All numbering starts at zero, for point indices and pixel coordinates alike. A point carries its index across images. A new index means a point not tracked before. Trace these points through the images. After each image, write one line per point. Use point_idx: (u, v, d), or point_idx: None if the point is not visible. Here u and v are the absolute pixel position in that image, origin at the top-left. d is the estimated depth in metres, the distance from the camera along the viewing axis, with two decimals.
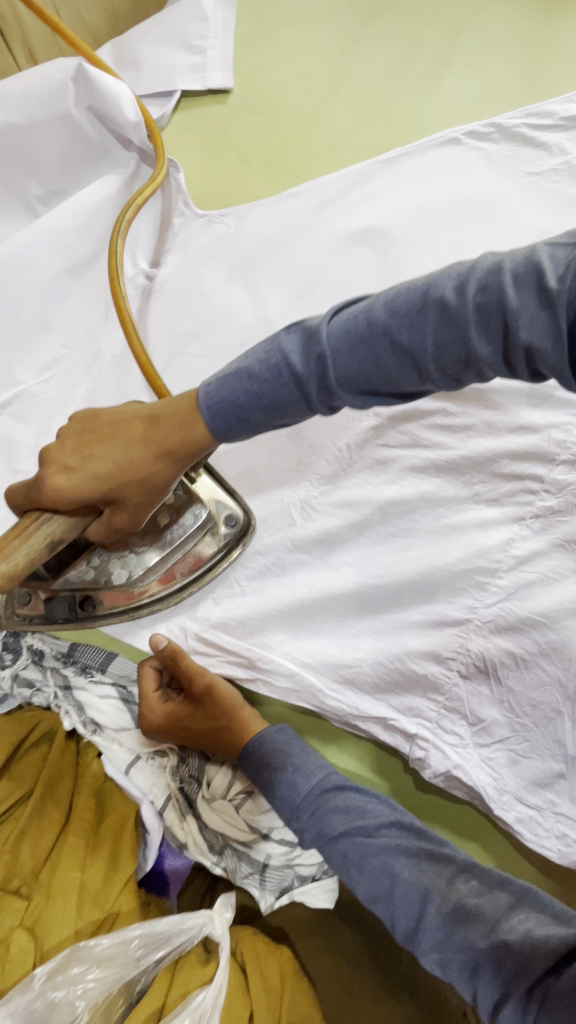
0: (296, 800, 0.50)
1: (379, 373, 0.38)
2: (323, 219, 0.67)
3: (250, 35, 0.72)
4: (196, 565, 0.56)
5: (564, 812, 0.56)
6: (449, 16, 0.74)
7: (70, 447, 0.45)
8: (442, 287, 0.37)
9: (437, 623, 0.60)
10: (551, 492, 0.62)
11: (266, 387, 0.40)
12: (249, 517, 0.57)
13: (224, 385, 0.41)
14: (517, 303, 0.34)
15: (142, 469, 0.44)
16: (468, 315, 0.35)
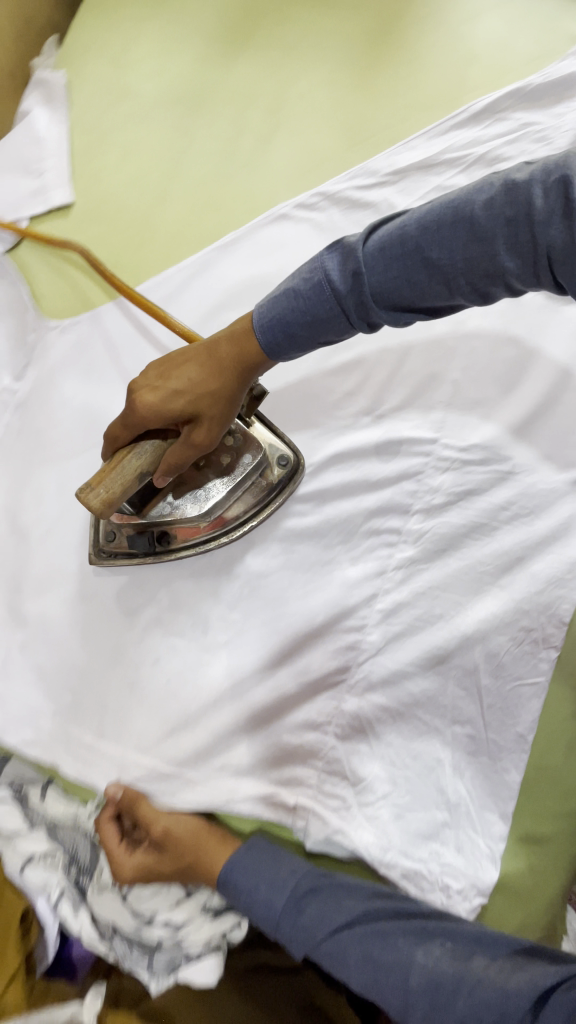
0: (227, 882, 0.54)
1: (424, 274, 0.45)
2: (165, 313, 0.70)
3: (85, 147, 0.76)
4: (221, 523, 0.64)
5: (449, 863, 0.57)
6: (271, 92, 0.78)
7: (153, 376, 0.54)
8: (328, 267, 0.48)
9: (311, 689, 0.61)
10: (409, 541, 0.65)
11: (319, 303, 0.49)
12: (298, 456, 0.66)
13: (275, 303, 0.50)
14: (342, 285, 0.48)
15: (156, 400, 0.52)
16: (501, 232, 0.43)
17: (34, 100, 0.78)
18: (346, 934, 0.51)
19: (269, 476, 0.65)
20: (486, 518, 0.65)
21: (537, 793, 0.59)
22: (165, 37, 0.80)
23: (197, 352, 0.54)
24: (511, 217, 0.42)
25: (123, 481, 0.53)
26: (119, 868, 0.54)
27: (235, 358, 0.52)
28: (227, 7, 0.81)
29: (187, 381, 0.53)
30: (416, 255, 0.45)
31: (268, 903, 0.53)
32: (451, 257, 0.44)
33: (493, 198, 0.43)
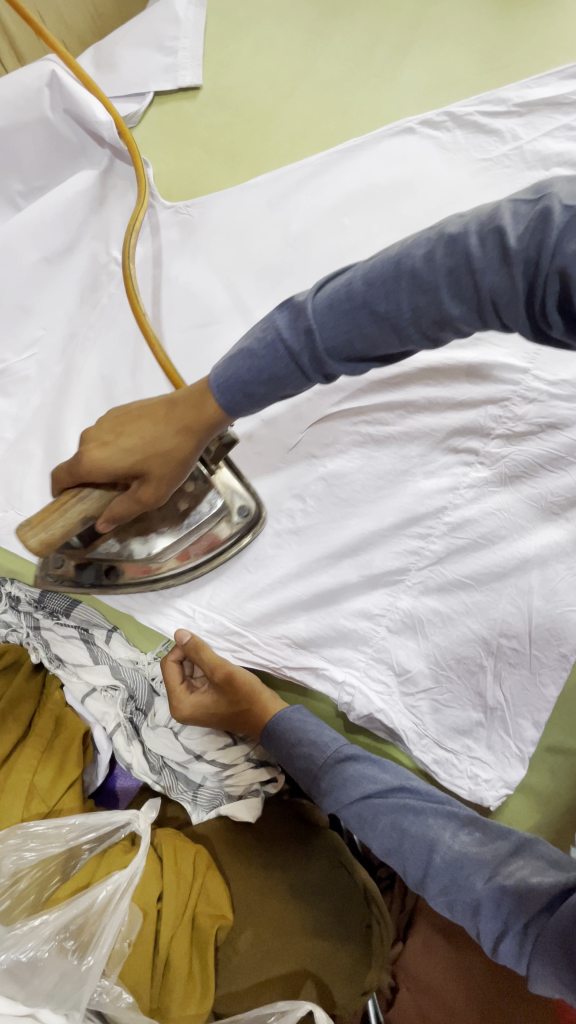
0: (273, 733, 0.57)
1: (373, 324, 0.39)
2: (279, 208, 0.71)
3: (220, 33, 0.76)
4: (181, 560, 0.60)
5: (479, 756, 0.61)
6: (410, 8, 0.77)
7: (106, 428, 0.47)
8: (277, 325, 0.41)
9: (371, 582, 0.65)
10: (485, 463, 0.67)
11: (274, 359, 0.41)
12: (260, 509, 0.62)
13: (229, 365, 0.43)
14: (303, 339, 0.40)
15: (105, 453, 0.46)
16: (441, 280, 0.36)
17: None
18: (378, 802, 0.53)
19: (228, 519, 0.61)
20: (561, 453, 0.67)
21: (570, 710, 0.62)
22: None
23: (159, 405, 0.47)
24: (452, 269, 0.36)
25: (64, 526, 0.48)
26: (179, 701, 0.57)
27: (192, 421, 0.45)
28: None
29: (139, 436, 0.46)
30: (367, 308, 0.38)
31: (309, 756, 0.56)
32: (397, 311, 0.38)
33: (432, 242, 0.37)
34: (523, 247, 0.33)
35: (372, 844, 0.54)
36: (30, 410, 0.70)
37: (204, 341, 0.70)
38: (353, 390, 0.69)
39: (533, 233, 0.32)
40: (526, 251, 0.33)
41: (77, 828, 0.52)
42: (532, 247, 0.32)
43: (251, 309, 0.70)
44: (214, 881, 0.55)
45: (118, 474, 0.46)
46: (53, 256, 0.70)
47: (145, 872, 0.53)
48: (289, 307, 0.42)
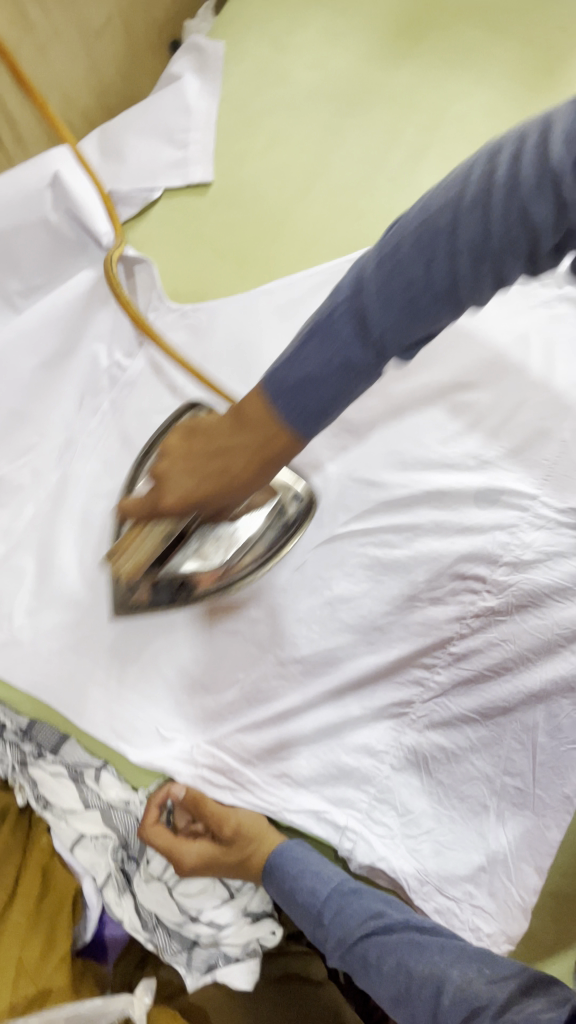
0: (274, 870, 0.56)
1: (426, 287, 0.35)
2: (290, 317, 0.69)
3: (233, 126, 0.73)
4: (228, 573, 0.62)
5: (480, 905, 0.60)
6: (428, 108, 0.76)
7: (182, 463, 0.46)
8: (340, 347, 0.37)
9: (376, 717, 0.63)
10: (492, 591, 0.66)
11: (325, 351, 0.38)
12: (313, 501, 0.67)
13: (299, 363, 0.38)
14: (354, 353, 0.38)
15: (187, 481, 0.45)
16: (460, 246, 0.33)
17: (186, 62, 0.75)
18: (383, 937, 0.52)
19: (283, 513, 0.66)
20: (569, 583, 0.66)
21: (570, 851, 0.62)
22: (332, 25, 0.77)
23: (222, 436, 0.44)
24: (480, 211, 0.32)
25: (135, 560, 0.53)
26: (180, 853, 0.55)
27: (262, 458, 0.42)
28: (396, 8, 0.78)
29: (202, 480, 0.45)
30: (428, 254, 0.34)
31: (312, 891, 0.55)
32: (447, 265, 0.34)
33: (395, 240, 0.35)
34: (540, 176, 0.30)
35: (376, 991, 0.50)
36: (22, 522, 0.66)
37: None
38: (360, 509, 0.67)
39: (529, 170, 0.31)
40: (526, 189, 0.31)
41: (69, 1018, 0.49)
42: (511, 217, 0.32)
43: None
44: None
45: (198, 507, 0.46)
46: (50, 360, 0.67)
47: None
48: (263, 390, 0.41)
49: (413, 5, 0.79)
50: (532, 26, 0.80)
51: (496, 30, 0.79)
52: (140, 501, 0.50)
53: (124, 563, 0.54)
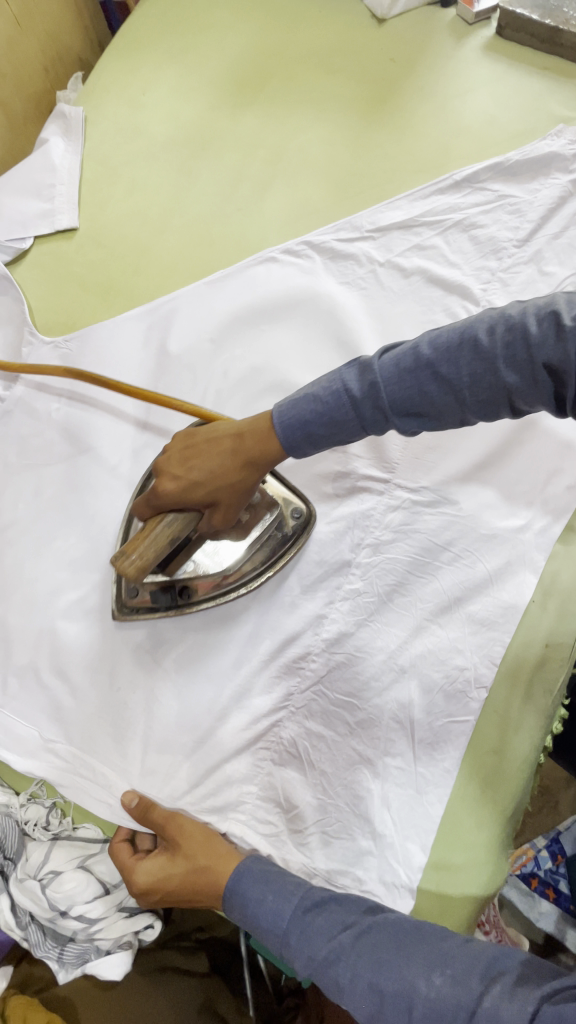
0: (280, 925, 0.52)
1: (365, 412, 0.53)
2: (153, 343, 0.75)
3: (96, 177, 0.82)
4: (214, 587, 0.67)
5: (368, 887, 0.61)
6: (271, 143, 0.84)
7: (181, 461, 0.59)
8: (350, 380, 0.53)
9: (253, 711, 0.64)
10: (357, 574, 0.69)
11: (331, 407, 0.54)
12: (310, 509, 0.69)
13: (296, 407, 0.55)
14: (371, 388, 0.52)
15: (191, 475, 0.59)
16: (411, 390, 0.50)
17: (53, 128, 0.85)
18: (350, 948, 0.49)
19: (282, 528, 0.69)
20: (429, 557, 0.69)
21: (457, 828, 0.61)
22: (181, 82, 0.87)
23: (220, 457, 0.58)
24: (400, 371, 0.50)
25: (156, 546, 0.59)
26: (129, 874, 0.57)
27: (246, 454, 0.58)
28: (241, 60, 0.88)
29: (220, 466, 0.58)
30: (333, 421, 0.54)
31: (276, 910, 0.52)
32: (421, 377, 0.49)
33: (371, 379, 0.52)
34: (543, 320, 0.45)
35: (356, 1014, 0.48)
36: None
37: (78, 466, 0.71)
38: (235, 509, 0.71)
39: (404, 384, 0.50)
40: (395, 368, 0.50)
41: None
42: (504, 343, 0.46)
43: (130, 439, 0.73)
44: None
45: (200, 499, 0.59)
46: None
47: None
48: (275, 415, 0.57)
49: (255, 58, 0.89)
50: (366, 62, 0.89)
51: (333, 68, 0.88)
52: (149, 491, 0.61)
53: (130, 564, 0.59)
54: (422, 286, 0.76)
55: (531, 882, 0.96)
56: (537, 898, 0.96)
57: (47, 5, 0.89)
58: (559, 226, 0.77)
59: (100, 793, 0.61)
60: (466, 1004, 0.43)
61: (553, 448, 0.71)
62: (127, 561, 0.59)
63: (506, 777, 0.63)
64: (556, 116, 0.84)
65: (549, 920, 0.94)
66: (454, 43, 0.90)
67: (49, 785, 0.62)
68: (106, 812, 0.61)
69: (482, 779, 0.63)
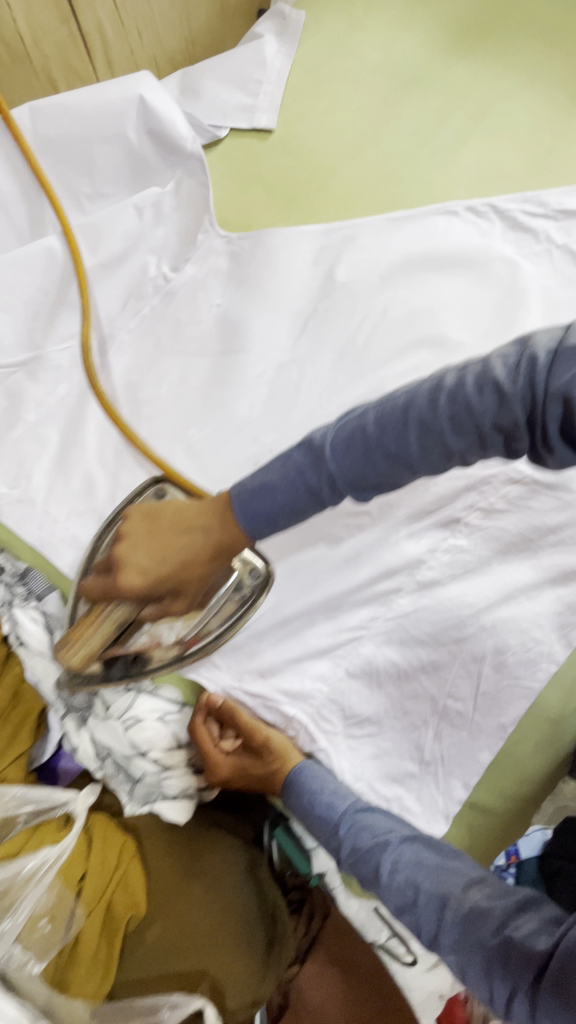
0: (334, 817, 0.60)
1: (327, 492, 0.49)
2: (321, 264, 0.77)
3: (302, 84, 0.82)
4: (161, 655, 0.61)
5: (407, 806, 0.65)
6: (478, 99, 0.83)
7: (138, 551, 0.55)
8: (300, 462, 0.49)
9: (339, 626, 0.68)
10: (463, 531, 0.72)
11: (289, 491, 0.49)
12: (269, 571, 0.62)
13: (250, 495, 0.50)
14: (334, 468, 0.48)
15: (149, 566, 0.54)
16: (364, 469, 0.47)
17: (269, 26, 0.84)
18: (396, 844, 0.56)
19: (240, 588, 0.61)
20: (532, 535, 0.72)
21: (501, 775, 0.66)
22: (402, 14, 0.86)
23: (182, 536, 0.54)
24: (350, 446, 0.47)
25: (107, 632, 0.58)
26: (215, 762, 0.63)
27: (213, 547, 0.53)
28: (466, 7, 0.87)
29: (181, 555, 0.54)
30: (295, 510, 0.50)
31: (330, 801, 0.62)
32: (378, 450, 0.47)
33: (323, 462, 0.48)
34: (483, 387, 0.43)
35: (388, 903, 0.54)
36: (55, 397, 0.73)
37: (225, 365, 0.74)
38: None
39: (361, 464, 0.47)
40: (360, 444, 0.47)
41: (20, 799, 0.59)
42: (449, 417, 0.44)
43: (279, 351, 0.75)
44: (134, 872, 0.61)
45: (159, 589, 0.55)
46: (106, 262, 0.74)
47: (72, 855, 0.59)
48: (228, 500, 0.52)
49: (481, 8, 0.87)
50: None
51: (555, 39, 0.87)
52: (108, 576, 0.57)
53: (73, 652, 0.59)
54: None
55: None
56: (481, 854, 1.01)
57: None
58: None
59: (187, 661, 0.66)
60: (497, 912, 0.47)
61: None
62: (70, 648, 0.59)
63: (554, 742, 0.68)
64: None
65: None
66: None
67: None
68: (188, 679, 0.66)
69: (534, 741, 0.67)
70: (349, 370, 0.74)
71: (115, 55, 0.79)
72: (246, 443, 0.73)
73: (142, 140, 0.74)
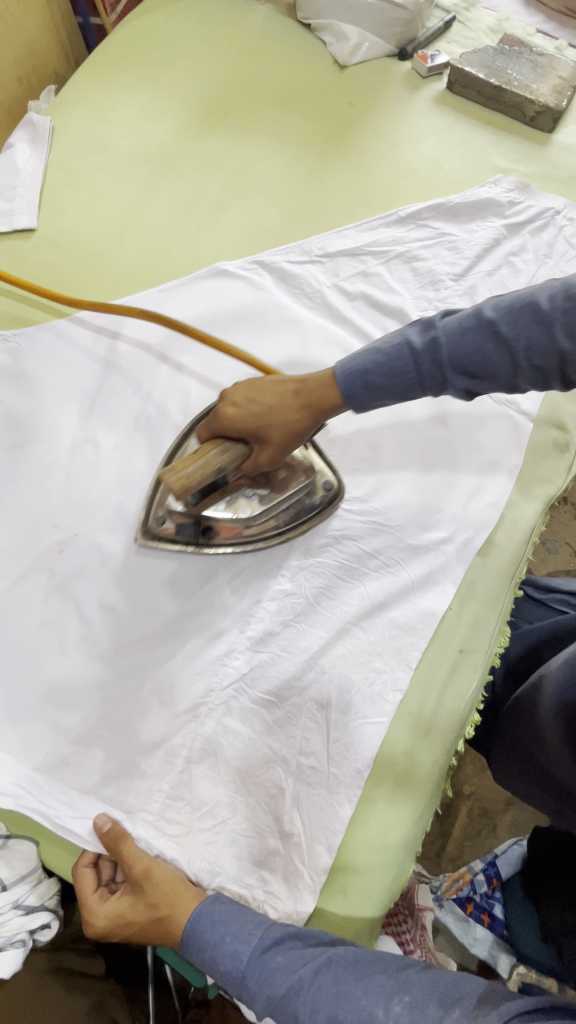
0: (239, 968, 0.53)
1: (415, 381, 0.56)
2: (102, 343, 0.77)
3: (58, 183, 0.85)
4: (242, 534, 0.70)
5: (273, 890, 0.60)
6: (231, 168, 0.89)
7: (241, 392, 0.62)
8: (412, 337, 0.55)
9: (171, 709, 0.64)
10: (286, 575, 0.71)
11: (391, 367, 0.56)
12: (340, 486, 0.73)
13: (359, 358, 0.57)
14: (433, 362, 0.54)
15: (251, 409, 0.61)
16: (441, 369, 0.54)
17: (20, 135, 0.88)
18: (311, 981, 0.50)
19: (313, 496, 0.72)
20: (356, 564, 0.71)
21: (371, 814, 0.63)
22: (149, 105, 0.92)
23: (273, 398, 0.61)
24: (460, 330, 0.52)
25: (201, 467, 0.60)
26: (93, 908, 0.57)
27: (306, 398, 0.60)
28: (208, 90, 0.94)
29: (265, 407, 0.61)
30: (385, 385, 0.57)
31: (234, 954, 0.53)
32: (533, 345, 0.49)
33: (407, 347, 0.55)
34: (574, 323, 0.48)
35: None
36: None
37: (16, 458, 0.72)
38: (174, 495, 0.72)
39: (402, 358, 0.55)
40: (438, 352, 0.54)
41: None
42: (410, 368, 0.55)
43: (71, 433, 0.74)
44: None
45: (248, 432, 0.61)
46: None
47: None
48: (337, 369, 0.59)
49: (223, 89, 0.94)
50: (327, 103, 0.95)
51: (296, 105, 0.94)
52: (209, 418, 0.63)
53: (176, 480, 0.60)
54: (366, 310, 0.81)
55: (466, 905, 0.95)
56: (471, 922, 0.94)
57: (26, 21, 0.92)
58: (492, 265, 0.84)
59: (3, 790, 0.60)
60: None
61: (478, 466, 0.76)
62: (172, 476, 0.60)
63: (418, 779, 0.65)
64: (495, 166, 0.92)
65: (483, 947, 0.92)
66: (409, 91, 0.98)
67: None
68: (9, 811, 0.59)
69: (396, 772, 0.64)
70: (148, 438, 0.74)
71: None
72: (49, 532, 0.70)
73: None
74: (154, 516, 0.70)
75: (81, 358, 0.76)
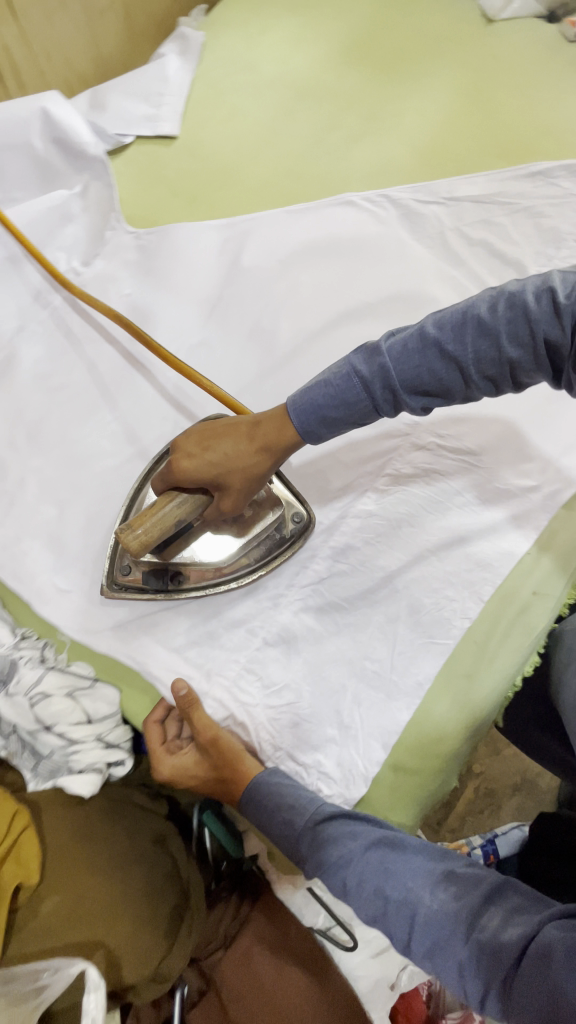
0: (295, 831, 0.57)
1: (363, 403, 0.56)
2: (226, 253, 0.80)
3: (203, 96, 0.88)
4: (217, 573, 0.67)
5: (326, 771, 0.64)
6: (369, 103, 0.90)
7: (194, 442, 0.61)
8: (357, 363, 0.56)
9: (253, 594, 0.68)
10: (373, 496, 0.73)
11: (342, 394, 0.56)
12: (310, 517, 0.70)
13: (307, 393, 0.58)
14: (383, 384, 0.55)
15: (206, 456, 0.60)
16: (389, 388, 0.55)
17: (172, 46, 0.91)
18: (360, 855, 0.54)
19: (282, 529, 0.70)
20: (441, 497, 0.74)
21: (427, 720, 0.66)
22: (297, 32, 0.93)
23: (230, 444, 0.60)
24: (405, 350, 0.54)
25: (161, 522, 0.59)
26: (160, 762, 0.62)
27: (264, 440, 0.59)
28: (355, 25, 0.95)
29: (224, 453, 0.60)
30: (340, 413, 0.57)
31: (290, 820, 0.58)
32: (468, 356, 0.52)
33: (352, 370, 0.56)
34: (517, 325, 0.50)
35: (360, 911, 0.53)
36: None
37: (135, 348, 0.77)
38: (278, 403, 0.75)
39: (349, 386, 0.56)
40: (387, 369, 0.54)
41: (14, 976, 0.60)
42: (355, 396, 0.56)
43: (188, 332, 0.78)
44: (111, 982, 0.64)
45: (209, 479, 0.60)
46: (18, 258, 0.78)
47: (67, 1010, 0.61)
48: (290, 405, 0.59)
49: (370, 26, 0.95)
50: (470, 52, 0.95)
51: (439, 50, 0.95)
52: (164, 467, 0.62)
53: (135, 539, 0.59)
54: (484, 257, 0.82)
55: None
56: None
57: None
58: None
59: (98, 637, 0.66)
60: (467, 916, 0.47)
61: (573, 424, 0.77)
62: (131, 535, 0.59)
63: (475, 699, 0.67)
64: None
65: None
66: (555, 52, 0.97)
67: (50, 626, 0.67)
68: (100, 655, 0.65)
69: (455, 689, 0.67)
70: (258, 349, 0.77)
71: (22, 73, 0.84)
72: (158, 420, 0.74)
73: (48, 147, 0.79)
74: (119, 567, 0.66)
75: (206, 264, 0.80)
